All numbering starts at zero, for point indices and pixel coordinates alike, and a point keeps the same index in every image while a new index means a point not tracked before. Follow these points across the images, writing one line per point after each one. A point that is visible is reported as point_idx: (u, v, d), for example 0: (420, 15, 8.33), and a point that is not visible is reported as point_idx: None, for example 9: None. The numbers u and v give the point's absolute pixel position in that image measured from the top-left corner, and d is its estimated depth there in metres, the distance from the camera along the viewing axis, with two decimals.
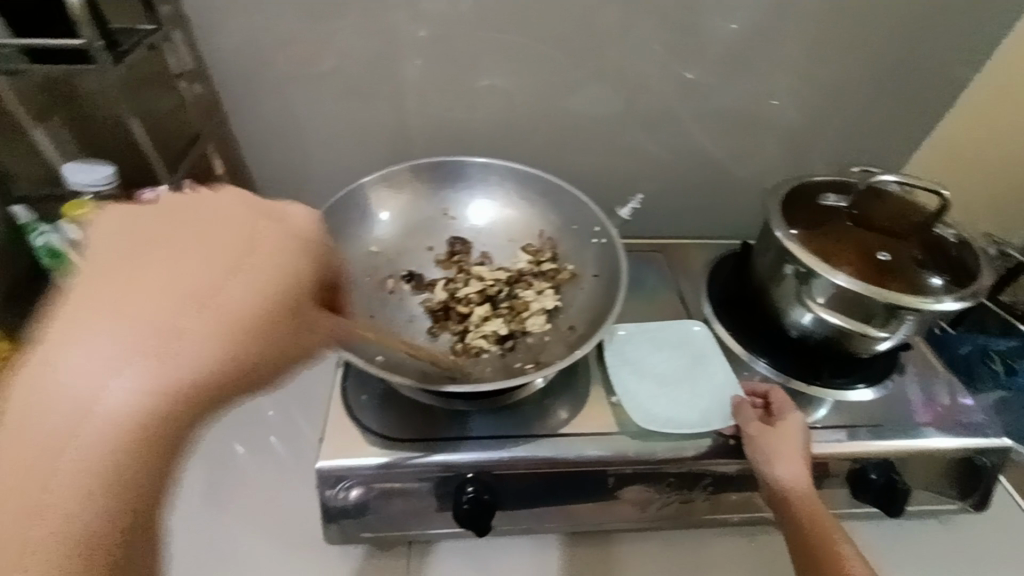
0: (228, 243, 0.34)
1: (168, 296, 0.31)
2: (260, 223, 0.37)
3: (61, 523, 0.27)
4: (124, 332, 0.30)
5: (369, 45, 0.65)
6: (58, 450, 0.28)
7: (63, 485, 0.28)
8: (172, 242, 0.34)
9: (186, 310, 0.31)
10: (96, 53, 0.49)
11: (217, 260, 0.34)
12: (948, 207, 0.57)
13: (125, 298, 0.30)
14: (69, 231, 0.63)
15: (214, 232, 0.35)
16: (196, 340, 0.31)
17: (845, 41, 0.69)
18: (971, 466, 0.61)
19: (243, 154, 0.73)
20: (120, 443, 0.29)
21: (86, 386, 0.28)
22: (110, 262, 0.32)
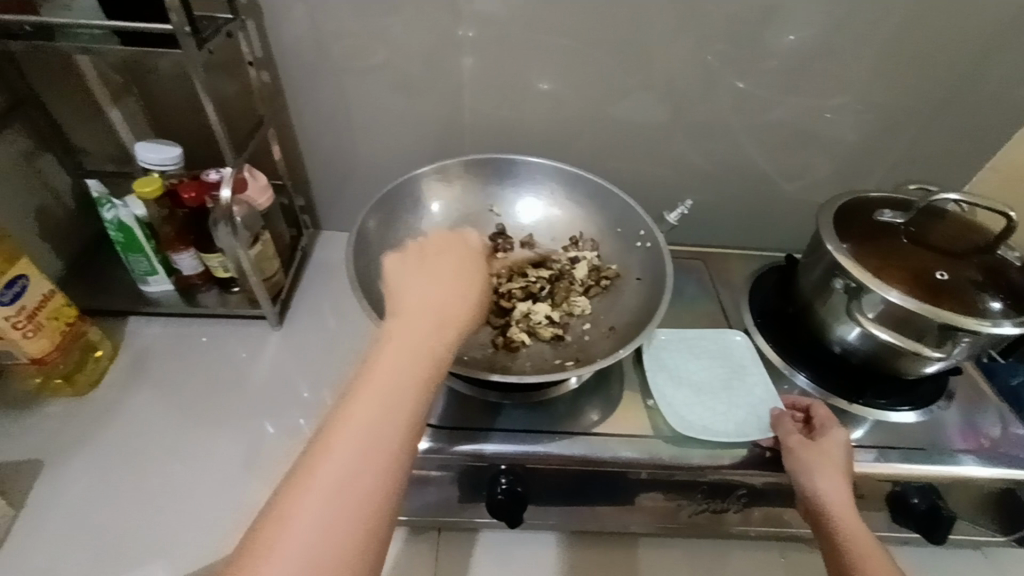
0: (454, 275, 0.44)
1: (426, 321, 0.40)
2: (461, 245, 0.47)
3: (332, 540, 0.30)
4: (409, 353, 0.37)
5: (429, 42, 0.66)
6: (350, 457, 0.32)
7: (340, 502, 0.31)
8: (435, 279, 0.43)
9: (437, 329, 0.40)
10: (183, 38, 0.52)
11: (444, 290, 0.43)
12: (1014, 229, 0.55)
13: (408, 323, 0.39)
14: (136, 207, 0.67)
15: (450, 269, 0.45)
16: (441, 337, 0.39)
17: (910, 55, 0.67)
18: (1019, 498, 0.59)
19: (300, 142, 0.76)
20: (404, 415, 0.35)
21: (396, 393, 0.35)
22: (409, 293, 0.42)
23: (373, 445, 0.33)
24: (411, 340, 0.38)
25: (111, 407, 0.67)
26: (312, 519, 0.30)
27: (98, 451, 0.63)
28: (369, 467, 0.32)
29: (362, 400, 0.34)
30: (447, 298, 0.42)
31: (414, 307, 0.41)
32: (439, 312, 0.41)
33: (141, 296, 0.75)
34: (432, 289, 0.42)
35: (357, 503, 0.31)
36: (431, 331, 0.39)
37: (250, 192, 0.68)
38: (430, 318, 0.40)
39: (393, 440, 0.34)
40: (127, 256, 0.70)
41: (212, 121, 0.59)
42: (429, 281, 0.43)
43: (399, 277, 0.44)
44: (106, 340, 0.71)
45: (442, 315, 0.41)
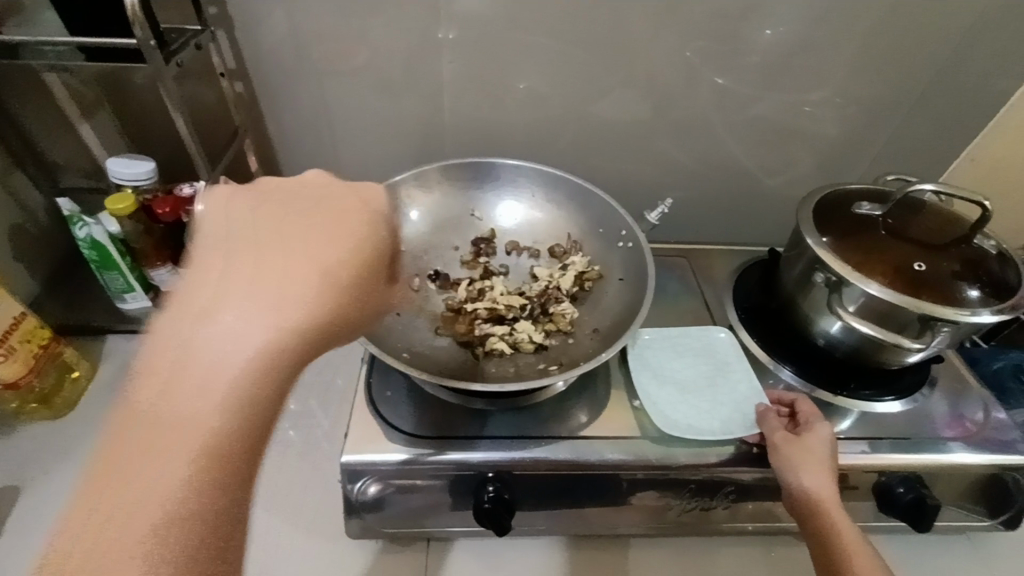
0: (317, 227, 0.38)
1: (282, 273, 0.35)
2: (352, 204, 0.41)
3: (176, 475, 0.29)
4: (250, 307, 0.33)
5: (403, 47, 0.66)
6: (190, 414, 0.30)
7: (178, 446, 0.29)
8: (269, 234, 0.36)
9: (308, 271, 0.35)
10: (149, 51, 0.51)
11: (302, 238, 0.37)
12: (989, 219, 0.56)
13: (270, 251, 0.35)
14: (111, 224, 0.66)
15: (306, 223, 0.38)
16: (293, 286, 0.34)
17: (885, 47, 0.67)
18: (1003, 483, 0.60)
19: (276, 151, 0.75)
20: (249, 357, 0.32)
21: (240, 356, 0.32)
22: (256, 228, 0.37)
23: (219, 394, 0.31)
24: (241, 296, 0.33)
25: (91, 427, 0.66)
26: (155, 466, 0.29)
27: (79, 473, 0.62)
28: (217, 422, 0.30)
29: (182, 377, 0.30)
30: (303, 248, 0.36)
31: (248, 267, 0.34)
32: (311, 257, 0.36)
33: (120, 314, 0.74)
34: (284, 237, 0.36)
35: (203, 446, 0.30)
36: (283, 278, 0.34)
37: None
38: (299, 260, 0.35)
39: (255, 378, 0.32)
40: (102, 274, 0.69)
41: (185, 135, 0.58)
42: (285, 225, 0.37)
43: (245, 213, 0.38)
44: (83, 360, 0.70)
45: (326, 258, 0.36)
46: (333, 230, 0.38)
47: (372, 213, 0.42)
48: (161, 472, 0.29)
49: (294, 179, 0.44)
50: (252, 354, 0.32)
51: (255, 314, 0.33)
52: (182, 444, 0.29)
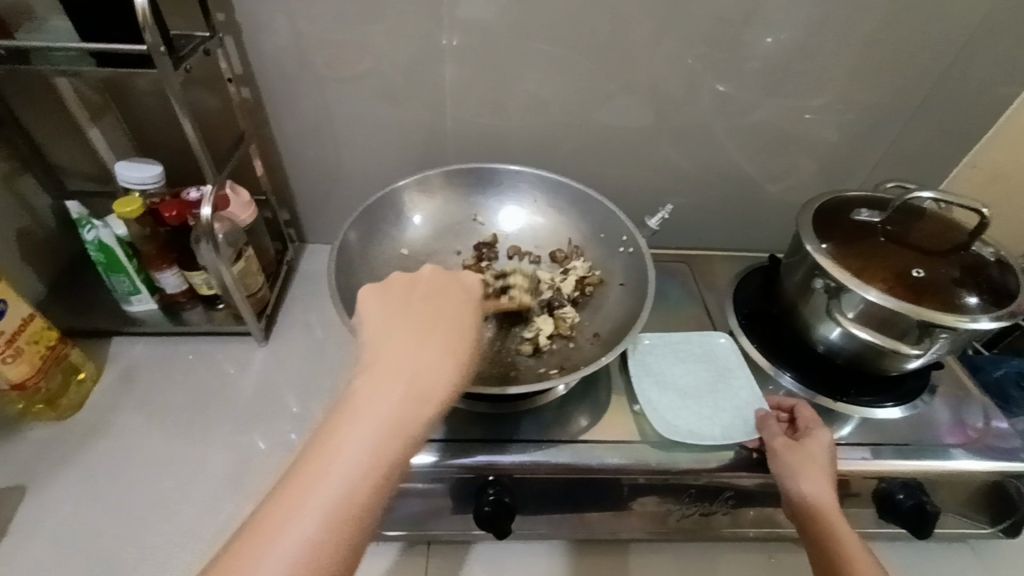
0: (440, 320, 0.41)
1: (396, 393, 0.36)
2: (455, 297, 0.43)
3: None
4: (389, 405, 0.35)
5: (407, 54, 0.67)
6: (300, 530, 0.31)
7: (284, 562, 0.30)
8: (422, 328, 0.40)
9: (412, 397, 0.36)
10: (158, 57, 0.52)
11: (444, 330, 0.40)
12: (987, 225, 0.57)
13: (382, 395, 0.36)
14: (118, 227, 0.67)
15: (431, 321, 0.41)
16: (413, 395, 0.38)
17: (884, 55, 0.68)
18: (1003, 490, 0.60)
19: (281, 156, 0.76)
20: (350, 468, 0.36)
21: (349, 479, 0.33)
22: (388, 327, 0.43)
23: (327, 516, 0.32)
24: (373, 408, 0.35)
25: (97, 429, 0.66)
26: (277, 557, 0.30)
27: (85, 475, 0.63)
28: (321, 531, 0.31)
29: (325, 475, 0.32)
30: (431, 352, 0.38)
31: (390, 377, 0.36)
32: (415, 385, 0.36)
33: (124, 316, 0.75)
34: (414, 351, 0.38)
35: (309, 560, 0.31)
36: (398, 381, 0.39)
37: (233, 209, 0.67)
38: (384, 420, 0.35)
39: (352, 509, 0.32)
40: (109, 276, 0.70)
41: (192, 138, 0.59)
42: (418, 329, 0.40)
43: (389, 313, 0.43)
44: (89, 363, 0.70)
45: (426, 390, 0.36)
46: (455, 324, 0.41)
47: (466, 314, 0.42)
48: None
49: (409, 274, 0.45)
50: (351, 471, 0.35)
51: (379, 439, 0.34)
52: (284, 559, 0.30)
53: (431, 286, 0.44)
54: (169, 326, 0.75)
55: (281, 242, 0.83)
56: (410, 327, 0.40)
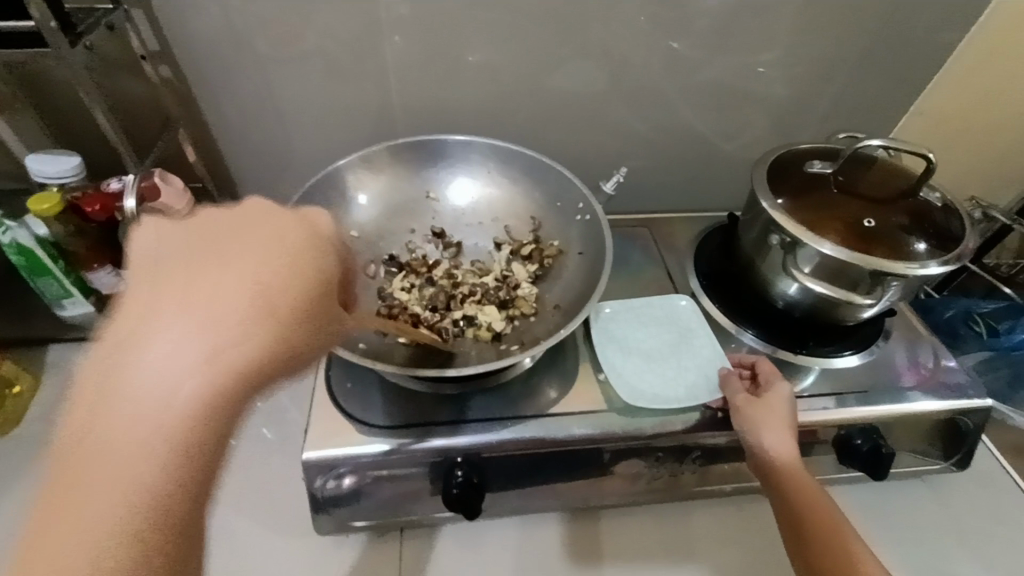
0: (249, 256, 0.36)
1: (193, 327, 0.33)
2: (279, 229, 0.39)
3: (118, 512, 0.30)
4: (192, 331, 0.33)
5: (337, 25, 0.62)
6: (117, 466, 0.31)
7: (121, 498, 0.30)
8: (217, 257, 0.36)
9: (235, 299, 0.34)
10: (51, 33, 0.48)
11: (235, 269, 0.35)
12: (933, 170, 0.57)
13: (159, 342, 0.32)
14: (38, 226, 0.61)
15: (232, 260, 0.36)
16: (224, 308, 0.34)
17: (834, 4, 0.67)
18: (952, 426, 0.62)
19: (214, 140, 0.71)
20: (189, 372, 0.32)
21: (155, 408, 0.31)
22: (204, 244, 0.37)
23: (161, 411, 0.31)
24: (159, 342, 0.32)
25: (38, 446, 0.63)
26: (119, 467, 0.31)
27: (31, 494, 0.59)
28: (153, 465, 0.31)
29: (108, 418, 0.31)
30: (245, 279, 0.35)
31: (165, 317, 0.33)
32: (210, 328, 0.33)
33: (59, 322, 0.70)
34: (221, 280, 0.35)
35: (142, 487, 0.31)
36: (226, 295, 0.34)
37: (165, 200, 0.60)
38: (185, 356, 0.32)
39: (195, 401, 0.32)
40: (35, 281, 0.65)
41: (104, 123, 0.55)
42: (236, 243, 0.37)
43: (174, 240, 0.37)
44: (25, 373, 0.67)
45: (223, 344, 0.33)
46: (259, 262, 0.36)
47: (307, 227, 0.40)
48: (108, 514, 0.30)
49: (230, 206, 0.40)
50: (193, 367, 0.32)
51: (173, 377, 0.32)
52: (111, 484, 0.30)
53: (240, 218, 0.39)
54: None
55: None
56: (198, 261, 0.35)
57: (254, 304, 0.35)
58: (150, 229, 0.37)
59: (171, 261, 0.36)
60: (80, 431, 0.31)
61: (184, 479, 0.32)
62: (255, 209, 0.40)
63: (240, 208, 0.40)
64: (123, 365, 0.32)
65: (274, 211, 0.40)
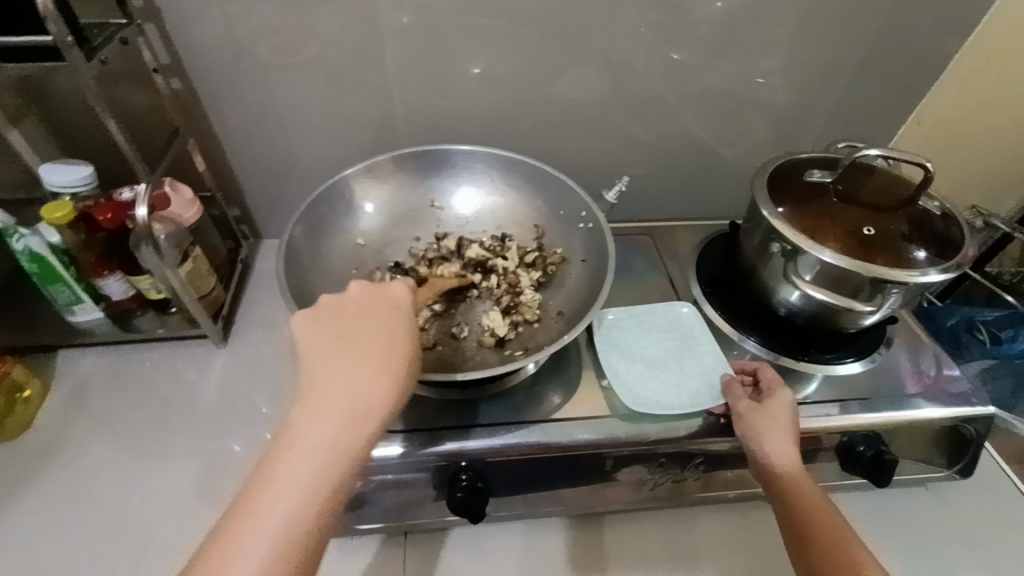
0: (370, 347, 0.44)
1: (338, 416, 0.41)
2: (393, 313, 0.47)
3: (267, 564, 0.36)
4: (348, 406, 0.41)
5: (344, 34, 0.63)
6: (285, 501, 0.38)
7: (276, 540, 0.36)
8: (353, 345, 0.44)
9: (359, 395, 0.42)
10: (67, 48, 0.50)
11: (375, 351, 0.44)
12: (932, 179, 0.57)
13: (319, 421, 0.40)
14: (50, 234, 0.62)
15: (362, 342, 0.44)
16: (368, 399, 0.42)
17: (831, 15, 0.68)
18: (955, 433, 0.62)
19: (223, 149, 0.72)
20: (335, 453, 0.39)
21: (308, 483, 0.38)
22: (336, 346, 0.44)
23: (302, 491, 0.38)
24: (317, 419, 0.40)
25: (48, 451, 0.64)
26: (264, 533, 0.37)
27: (40, 498, 0.60)
28: (298, 530, 0.37)
29: (287, 475, 0.38)
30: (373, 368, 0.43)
31: (326, 405, 0.41)
32: (354, 408, 0.41)
33: (69, 328, 0.71)
34: (356, 371, 0.43)
35: (283, 535, 0.37)
36: (367, 377, 0.42)
37: (174, 208, 0.65)
38: (340, 425, 0.40)
39: (330, 480, 0.39)
40: (48, 288, 0.66)
41: (117, 135, 0.56)
42: (362, 340, 0.44)
43: (321, 335, 0.45)
44: (35, 379, 0.68)
45: (364, 413, 0.41)
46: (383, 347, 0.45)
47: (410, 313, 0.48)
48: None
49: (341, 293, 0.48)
50: (339, 451, 0.40)
51: (325, 450, 0.39)
52: (287, 510, 0.37)
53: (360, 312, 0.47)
54: (121, 336, 0.71)
55: (233, 240, 0.79)
56: (344, 358, 0.43)
57: (391, 378, 0.43)
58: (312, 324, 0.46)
59: (319, 359, 0.43)
60: (254, 491, 0.38)
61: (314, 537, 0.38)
62: (363, 295, 0.48)
63: (353, 295, 0.48)
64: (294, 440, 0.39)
65: (383, 296, 0.48)
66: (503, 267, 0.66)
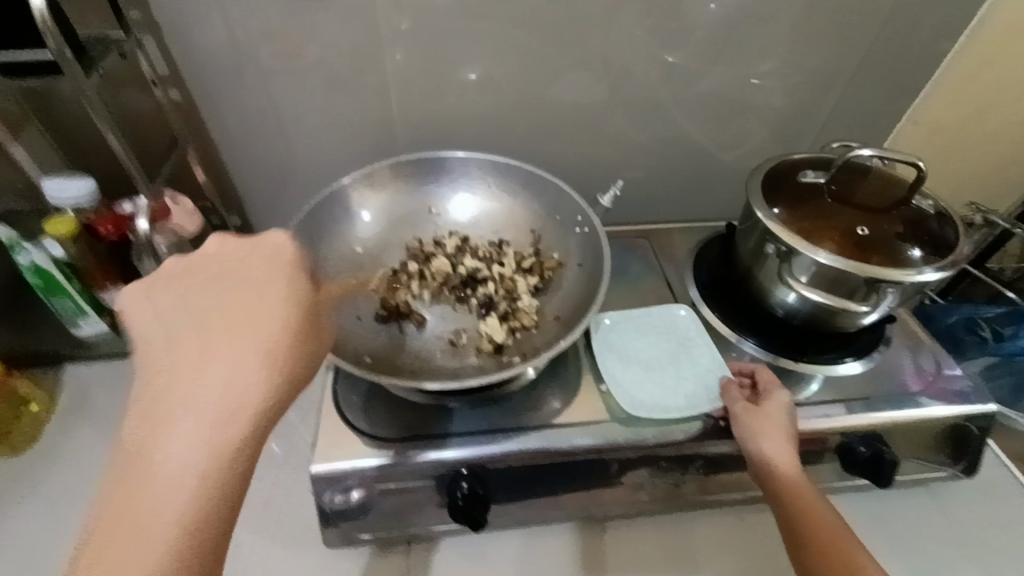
0: (250, 308, 0.41)
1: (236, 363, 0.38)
2: (261, 266, 0.43)
3: (175, 512, 0.33)
4: (233, 357, 0.38)
5: (342, 43, 0.64)
6: (184, 449, 0.34)
7: (174, 483, 0.34)
8: (231, 308, 0.40)
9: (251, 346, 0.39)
10: (66, 63, 0.50)
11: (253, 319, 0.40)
12: (925, 179, 0.58)
13: (224, 363, 0.37)
14: (54, 248, 0.62)
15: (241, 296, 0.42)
16: (244, 348, 0.38)
17: (827, 15, 0.68)
18: (959, 433, 0.62)
19: (223, 158, 0.73)
20: (220, 397, 0.36)
21: (197, 426, 0.35)
22: (216, 303, 0.41)
23: (201, 442, 0.35)
24: (215, 375, 0.37)
25: (54, 460, 0.64)
26: (175, 456, 0.34)
27: (47, 506, 0.61)
28: (205, 466, 0.34)
29: (168, 469, 0.34)
30: (257, 315, 0.41)
31: (215, 353, 0.38)
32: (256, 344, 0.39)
33: (73, 339, 0.72)
34: (239, 322, 0.40)
35: (188, 485, 0.34)
36: (241, 324, 0.39)
37: (177, 220, 0.65)
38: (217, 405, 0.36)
39: (222, 412, 0.36)
40: (51, 300, 0.66)
41: (116, 146, 0.57)
42: (234, 299, 0.41)
43: (195, 297, 0.41)
44: (40, 390, 0.69)
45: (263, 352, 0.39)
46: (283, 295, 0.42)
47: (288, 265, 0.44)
48: (169, 515, 0.33)
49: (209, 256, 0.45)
50: (220, 396, 0.36)
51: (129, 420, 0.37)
52: (187, 453, 0.34)
53: (239, 272, 0.43)
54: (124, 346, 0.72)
55: (234, 249, 0.80)
56: (230, 306, 0.41)
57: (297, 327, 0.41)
58: (192, 280, 0.42)
59: (199, 318, 0.40)
60: (143, 456, 0.34)
61: (225, 466, 0.35)
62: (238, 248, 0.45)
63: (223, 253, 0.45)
64: (166, 412, 0.35)
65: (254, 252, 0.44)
66: (499, 273, 0.66)
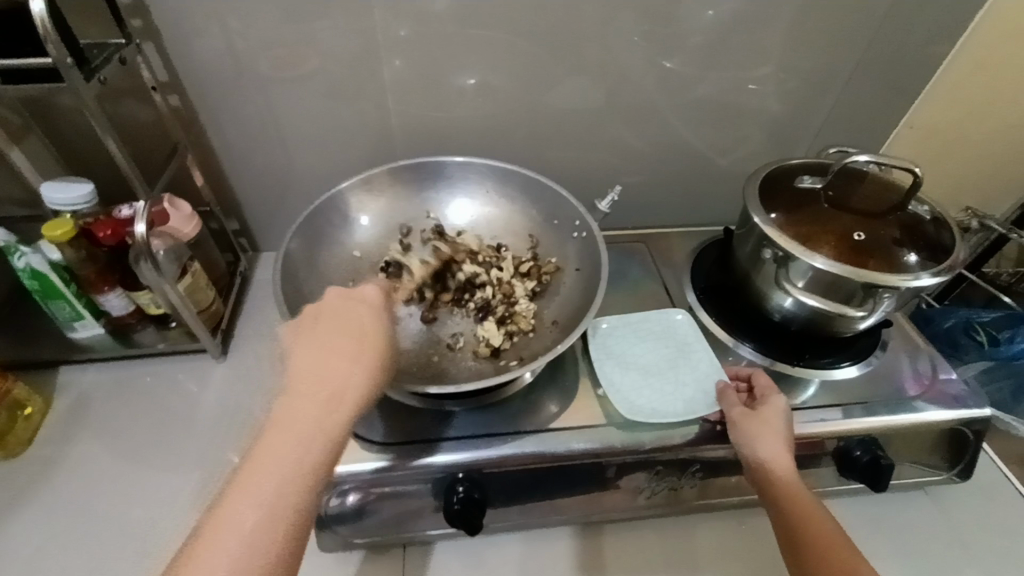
0: (339, 340, 0.45)
1: (313, 398, 0.41)
2: (358, 311, 0.47)
3: (257, 523, 0.36)
4: (323, 389, 0.42)
5: (340, 50, 0.64)
6: (278, 467, 0.38)
7: (264, 493, 0.37)
8: (328, 345, 0.44)
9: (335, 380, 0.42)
10: (66, 69, 0.50)
11: (342, 356, 0.44)
12: (920, 184, 0.58)
13: (301, 399, 0.41)
14: (50, 252, 0.63)
15: (332, 328, 0.46)
16: (338, 381, 0.42)
17: (821, 22, 0.69)
18: (954, 436, 0.62)
19: (221, 164, 0.73)
20: (311, 426, 0.40)
21: (290, 447, 0.39)
22: (317, 339, 0.45)
23: (290, 465, 0.38)
24: (291, 416, 0.40)
25: (51, 466, 0.64)
26: (268, 475, 0.38)
27: (43, 511, 0.61)
28: (284, 486, 0.38)
29: (244, 499, 0.37)
30: (344, 350, 0.44)
31: (308, 383, 0.42)
32: (327, 385, 0.42)
33: (70, 343, 0.72)
34: (331, 359, 0.43)
35: (276, 502, 0.37)
36: (338, 359, 0.44)
37: (174, 223, 0.65)
38: (297, 435, 0.39)
39: (311, 438, 0.40)
40: (48, 304, 0.67)
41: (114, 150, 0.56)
42: (331, 335, 0.45)
43: (304, 335, 0.46)
44: (36, 396, 0.68)
45: (334, 392, 0.42)
46: (356, 339, 0.45)
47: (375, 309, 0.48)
48: (249, 525, 0.36)
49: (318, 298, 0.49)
50: (310, 426, 0.40)
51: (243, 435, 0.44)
52: (277, 473, 0.38)
53: (339, 311, 0.47)
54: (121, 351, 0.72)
55: (232, 253, 0.80)
56: (327, 344, 0.44)
57: (366, 369, 0.44)
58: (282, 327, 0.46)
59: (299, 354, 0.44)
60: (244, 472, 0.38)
61: (306, 484, 0.39)
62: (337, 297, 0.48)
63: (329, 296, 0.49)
64: (268, 428, 0.40)
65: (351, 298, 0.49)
66: (497, 277, 0.66)
